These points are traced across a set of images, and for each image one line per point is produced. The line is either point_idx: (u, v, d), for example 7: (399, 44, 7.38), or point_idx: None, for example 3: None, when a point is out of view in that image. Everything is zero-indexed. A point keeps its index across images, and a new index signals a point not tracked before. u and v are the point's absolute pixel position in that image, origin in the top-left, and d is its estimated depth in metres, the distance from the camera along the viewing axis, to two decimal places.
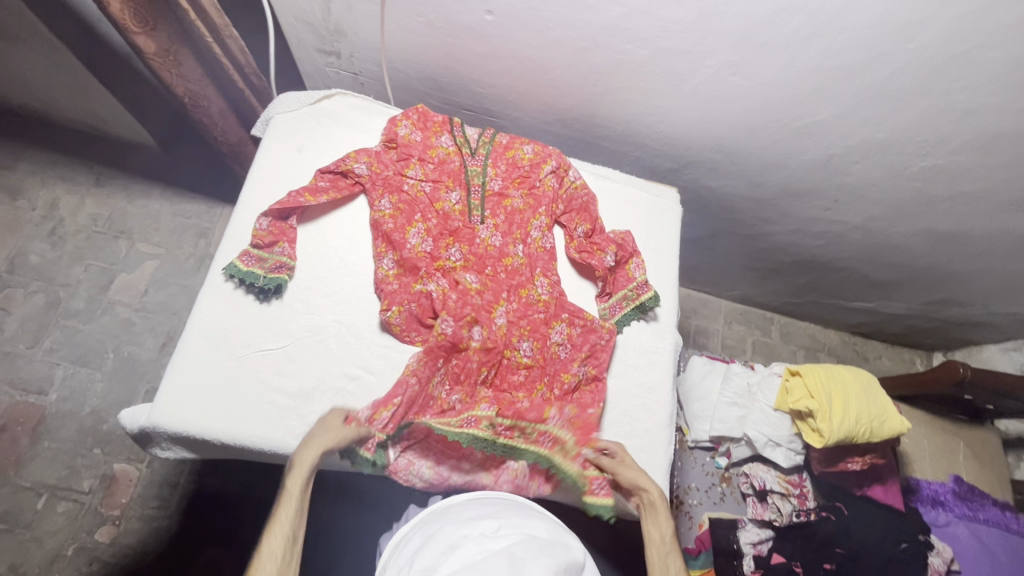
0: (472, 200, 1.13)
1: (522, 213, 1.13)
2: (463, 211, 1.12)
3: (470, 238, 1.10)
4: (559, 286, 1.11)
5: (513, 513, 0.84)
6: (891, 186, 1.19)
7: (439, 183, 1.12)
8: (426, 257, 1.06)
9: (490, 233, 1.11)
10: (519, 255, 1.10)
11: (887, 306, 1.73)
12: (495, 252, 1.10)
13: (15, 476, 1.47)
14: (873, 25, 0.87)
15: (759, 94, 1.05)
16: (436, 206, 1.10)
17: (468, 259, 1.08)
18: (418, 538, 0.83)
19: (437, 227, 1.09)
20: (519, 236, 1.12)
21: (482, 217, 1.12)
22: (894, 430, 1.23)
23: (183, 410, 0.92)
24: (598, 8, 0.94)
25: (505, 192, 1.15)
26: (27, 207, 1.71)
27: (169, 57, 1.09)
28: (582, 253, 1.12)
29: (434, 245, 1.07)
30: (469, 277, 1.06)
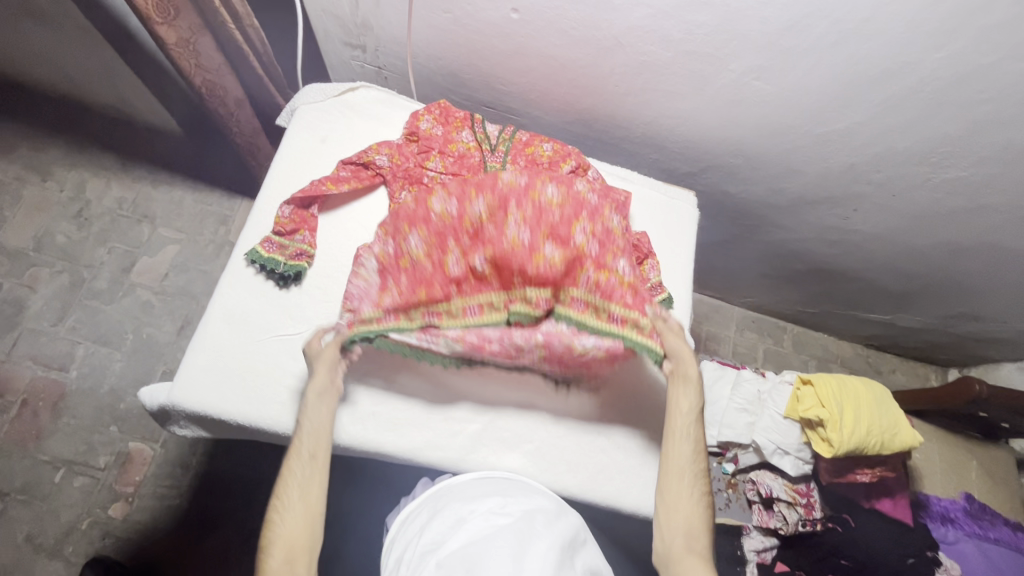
0: (499, 194, 0.95)
1: (556, 209, 0.95)
2: (493, 213, 0.94)
3: (497, 237, 0.93)
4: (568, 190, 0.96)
5: (518, 491, 0.86)
6: (911, 197, 1.18)
7: (463, 195, 0.95)
8: (452, 220, 0.94)
9: (517, 228, 0.93)
10: (548, 193, 0.95)
11: (903, 318, 1.71)
12: (524, 253, 0.92)
13: (35, 449, 1.52)
14: (901, 33, 0.86)
15: (782, 99, 1.05)
16: (465, 223, 0.94)
17: (494, 208, 0.94)
18: (426, 513, 0.84)
19: (467, 245, 0.94)
20: (548, 235, 0.94)
21: (509, 211, 0.94)
22: (905, 443, 1.22)
23: (202, 390, 0.94)
24: (623, 9, 0.95)
25: (533, 186, 0.95)
26: (56, 188, 1.77)
27: (189, 47, 1.12)
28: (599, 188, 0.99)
29: (462, 259, 0.94)
30: (478, 208, 0.94)
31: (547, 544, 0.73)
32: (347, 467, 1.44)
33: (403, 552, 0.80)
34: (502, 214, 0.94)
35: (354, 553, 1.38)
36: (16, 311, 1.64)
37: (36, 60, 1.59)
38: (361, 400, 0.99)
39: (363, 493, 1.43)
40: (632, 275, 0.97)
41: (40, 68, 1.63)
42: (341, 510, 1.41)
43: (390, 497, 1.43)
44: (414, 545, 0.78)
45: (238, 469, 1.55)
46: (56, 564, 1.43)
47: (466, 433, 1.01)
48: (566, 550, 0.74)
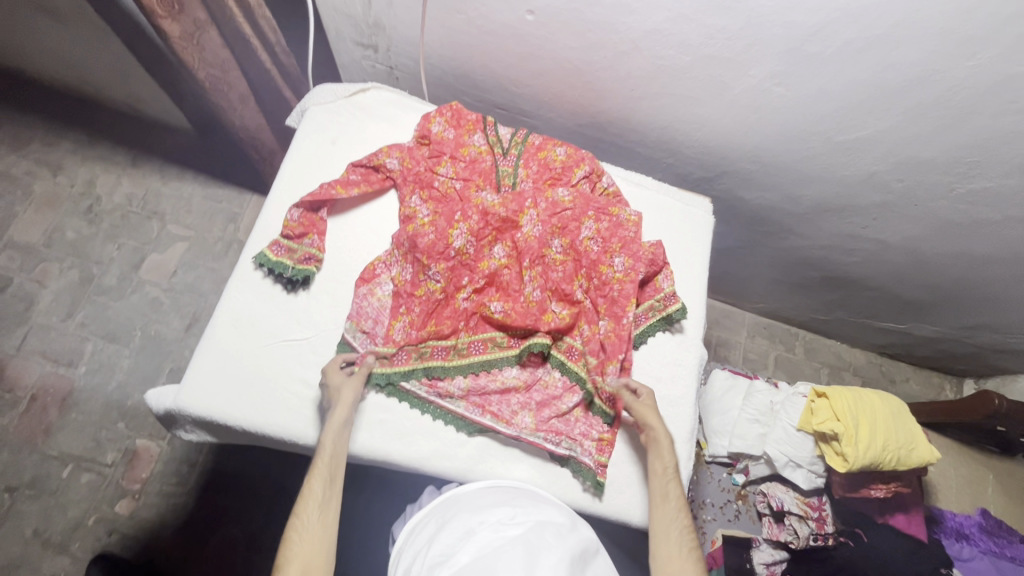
0: (516, 248, 1.05)
1: (560, 267, 1.06)
2: (510, 262, 1.05)
3: (515, 294, 1.04)
4: (579, 242, 1.07)
5: (528, 502, 0.85)
6: (934, 207, 1.15)
7: (483, 239, 1.04)
8: (468, 259, 1.03)
9: (532, 286, 1.04)
10: (558, 250, 1.06)
11: (919, 328, 1.67)
12: (536, 309, 1.03)
13: (44, 444, 1.52)
14: (931, 40, 0.83)
15: (803, 106, 1.03)
16: (481, 265, 1.04)
17: (512, 257, 1.05)
18: (434, 523, 0.82)
19: (482, 285, 1.03)
20: (553, 295, 1.05)
21: (523, 270, 1.04)
22: (923, 458, 1.19)
23: (208, 395, 0.94)
24: (641, 12, 0.92)
25: (544, 242, 1.05)
26: (67, 183, 1.77)
27: (193, 42, 1.09)
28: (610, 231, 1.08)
29: (477, 299, 1.04)
30: (497, 254, 1.05)
31: (557, 556, 0.71)
32: (352, 470, 1.43)
33: (411, 563, 0.78)
34: (519, 266, 1.05)
35: (357, 558, 1.37)
36: (26, 306, 1.64)
37: (46, 55, 1.59)
38: (368, 406, 0.97)
39: (367, 497, 1.42)
40: (610, 331, 1.03)
41: (50, 62, 1.62)
42: (345, 513, 1.40)
43: (395, 501, 1.42)
44: (423, 557, 0.76)
45: (243, 468, 1.55)
46: (63, 559, 1.43)
47: (473, 442, 0.99)
48: (576, 563, 0.72)
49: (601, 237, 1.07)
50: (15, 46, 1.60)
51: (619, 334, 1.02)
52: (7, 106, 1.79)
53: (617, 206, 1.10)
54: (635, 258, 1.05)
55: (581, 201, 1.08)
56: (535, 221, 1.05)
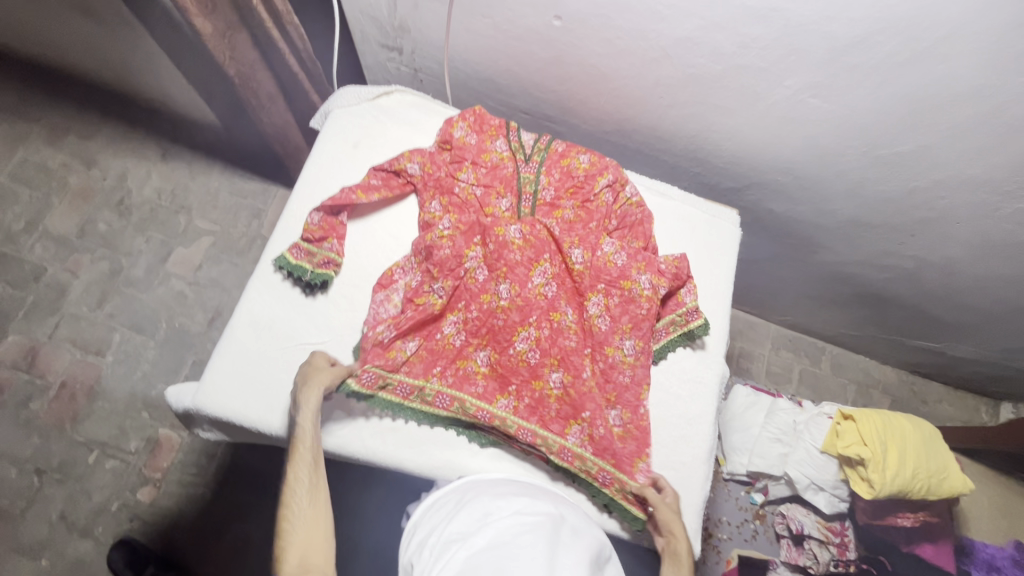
0: (522, 295, 1.02)
1: (570, 335, 1.03)
2: (513, 307, 1.01)
3: (504, 346, 1.01)
4: (588, 317, 1.04)
5: (547, 497, 0.82)
6: (978, 225, 1.09)
7: (494, 272, 1.02)
8: (473, 287, 1.02)
9: (526, 345, 1.01)
10: (569, 317, 1.04)
11: (955, 348, 1.60)
12: (526, 370, 1.01)
13: (72, 430, 1.57)
14: (981, 54, 0.79)
15: (841, 120, 0.98)
16: (484, 296, 1.02)
17: (514, 302, 1.01)
18: (453, 502, 0.81)
19: (476, 321, 1.02)
20: (557, 361, 1.01)
21: (527, 325, 1.01)
22: (954, 489, 1.13)
23: (225, 396, 0.95)
24: (673, 20, 0.89)
25: (558, 304, 1.04)
26: (100, 177, 1.81)
27: (224, 40, 1.10)
28: (622, 305, 1.03)
29: (466, 341, 1.02)
30: (501, 291, 1.02)
31: (576, 559, 0.68)
32: (365, 472, 1.43)
33: (427, 536, 0.76)
34: (521, 326, 1.01)
35: (367, 558, 1.38)
36: (59, 296, 1.69)
37: (83, 51, 1.63)
38: (382, 412, 0.98)
39: (378, 498, 1.43)
40: (625, 424, 0.99)
41: (87, 58, 1.67)
42: (355, 513, 1.41)
43: (406, 503, 1.42)
44: (440, 531, 0.74)
45: (260, 462, 1.57)
46: (87, 543, 1.48)
47: (486, 452, 0.98)
48: (594, 565, 0.70)
49: (610, 316, 1.03)
50: (54, 42, 1.65)
51: (638, 426, 0.98)
52: (46, 99, 1.84)
53: (633, 279, 1.03)
54: (660, 274, 1.04)
55: (591, 272, 1.04)
56: (548, 275, 1.04)
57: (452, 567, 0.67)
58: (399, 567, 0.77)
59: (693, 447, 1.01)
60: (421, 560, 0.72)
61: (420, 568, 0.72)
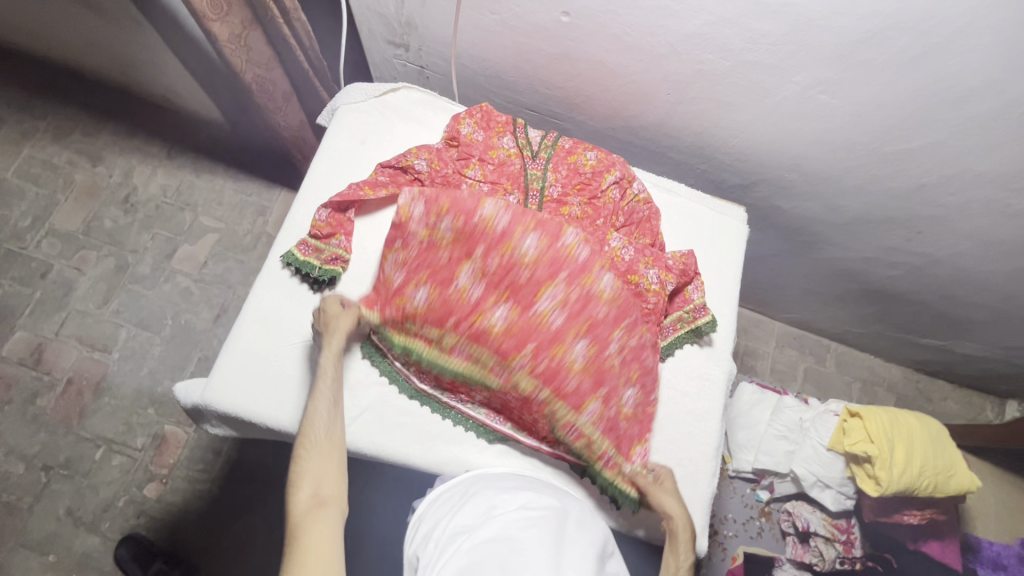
0: (551, 250, 0.95)
1: (605, 304, 0.95)
2: (539, 261, 0.94)
3: (525, 302, 0.94)
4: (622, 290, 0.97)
5: (550, 490, 0.82)
6: (987, 222, 1.08)
7: (520, 223, 0.96)
8: (493, 238, 0.95)
9: (551, 306, 0.94)
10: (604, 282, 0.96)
11: (961, 345, 1.59)
12: (547, 333, 0.93)
13: (78, 427, 1.58)
14: (994, 48, 0.78)
15: (850, 116, 0.98)
16: (504, 245, 0.95)
17: (542, 259, 0.94)
18: (458, 496, 0.81)
19: (497, 271, 0.94)
20: (584, 329, 0.94)
21: (554, 282, 0.94)
22: (961, 487, 1.13)
23: (234, 391, 0.95)
24: (681, 15, 0.89)
25: (590, 267, 0.96)
26: (105, 173, 1.81)
27: (240, 43, 1.12)
28: (636, 293, 1.00)
29: (482, 292, 0.94)
30: (528, 245, 0.95)
31: (581, 553, 0.68)
32: (371, 468, 1.44)
33: (432, 530, 0.76)
34: (547, 285, 0.94)
35: (373, 554, 1.39)
36: (65, 293, 1.70)
37: (90, 48, 1.62)
38: (389, 410, 0.98)
39: (384, 494, 1.43)
40: (638, 405, 0.97)
41: (94, 55, 1.66)
42: (361, 509, 1.41)
43: (412, 499, 1.43)
44: (445, 525, 0.74)
45: (266, 458, 1.57)
46: (94, 538, 1.49)
47: (493, 448, 0.99)
48: (599, 560, 0.69)
49: (630, 295, 0.98)
50: (61, 40, 1.65)
51: (647, 410, 0.98)
52: (52, 97, 1.85)
53: (641, 274, 1.01)
54: (667, 269, 1.03)
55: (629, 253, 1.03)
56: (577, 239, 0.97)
57: (457, 560, 0.67)
58: (403, 560, 0.76)
59: (697, 444, 1.01)
60: (426, 554, 0.72)
61: (424, 561, 0.71)
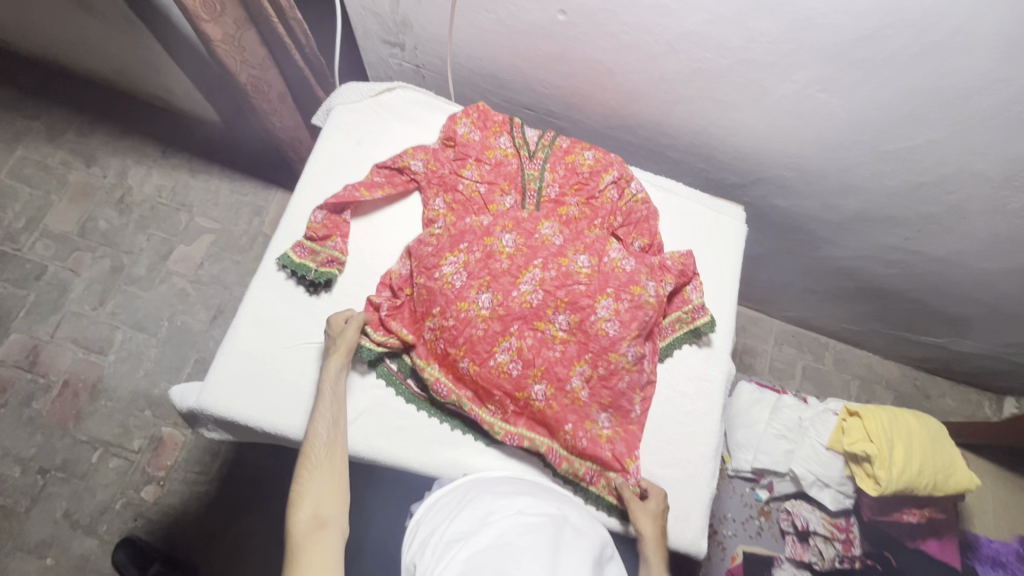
0: (505, 304, 0.95)
1: (559, 345, 0.97)
2: (493, 316, 0.95)
3: (483, 357, 0.96)
4: (589, 322, 0.97)
5: (548, 495, 0.82)
6: (985, 221, 1.08)
7: (474, 279, 0.97)
8: (451, 292, 0.97)
9: (508, 356, 0.96)
10: (558, 325, 0.97)
11: (959, 343, 1.59)
12: (509, 383, 0.96)
13: (75, 429, 1.57)
14: (995, 47, 0.78)
15: (849, 114, 0.97)
16: (460, 304, 0.96)
17: (497, 311, 0.95)
18: (455, 501, 0.80)
19: (454, 330, 0.96)
20: (541, 372, 0.96)
21: (508, 335, 0.96)
22: (961, 485, 1.13)
23: (230, 395, 0.94)
24: (679, 14, 0.88)
25: (545, 312, 0.97)
26: (100, 174, 1.80)
27: (234, 43, 1.11)
28: (631, 312, 0.97)
29: (445, 349, 0.97)
30: (482, 300, 0.96)
31: (579, 560, 0.67)
32: (368, 470, 1.43)
33: (429, 536, 0.76)
34: (503, 337, 0.96)
35: (372, 556, 1.38)
36: (60, 294, 1.68)
37: (83, 48, 1.61)
38: (386, 413, 0.98)
39: (383, 495, 1.43)
40: (613, 426, 0.99)
41: (88, 55, 1.65)
42: (359, 510, 1.41)
43: (410, 500, 1.42)
44: (442, 531, 0.74)
45: (264, 460, 1.57)
46: (91, 541, 1.48)
47: (491, 451, 0.99)
48: (597, 566, 0.69)
49: (619, 320, 0.97)
50: (54, 40, 1.64)
51: (628, 428, 0.99)
52: (45, 97, 1.83)
53: (641, 284, 1.00)
54: (666, 271, 1.03)
55: (598, 277, 0.99)
56: (535, 282, 0.97)
57: (454, 567, 0.66)
58: (401, 566, 0.76)
59: (696, 444, 1.01)
60: (423, 561, 0.72)
61: (421, 568, 0.71)
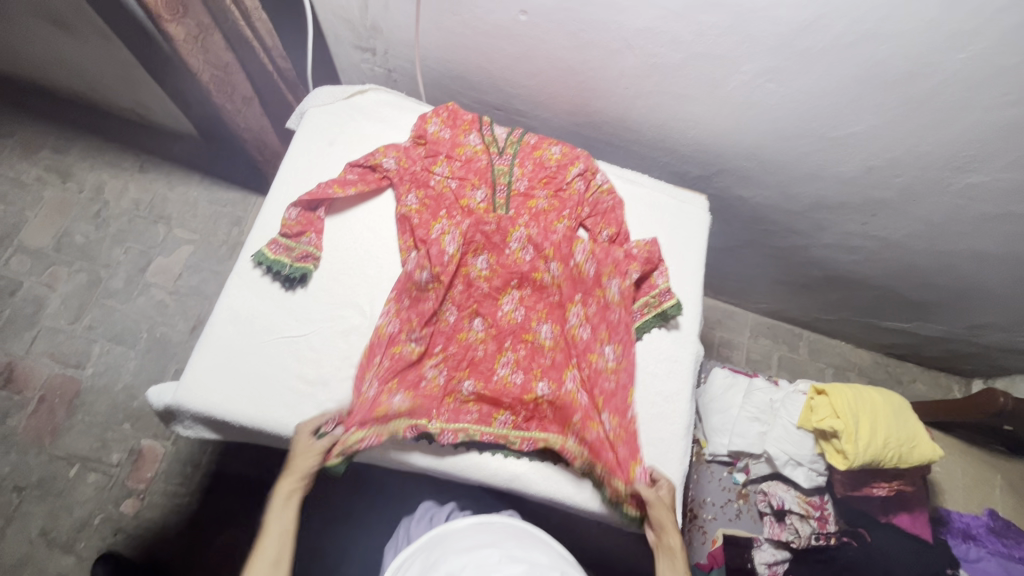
0: (495, 324, 1.05)
1: (548, 354, 1.04)
2: (488, 337, 1.05)
3: (487, 374, 1.02)
4: (567, 330, 1.06)
5: (515, 544, 0.82)
6: (932, 202, 1.14)
7: (465, 310, 1.06)
8: (447, 328, 1.04)
9: (509, 369, 1.02)
10: (543, 335, 1.05)
11: (923, 327, 1.65)
12: (516, 390, 1.01)
13: (51, 445, 1.55)
14: (922, 32, 0.83)
15: (796, 103, 1.03)
16: (459, 336, 1.04)
17: (490, 331, 1.05)
18: (421, 566, 0.82)
19: (456, 357, 1.03)
20: (541, 374, 1.03)
21: (504, 351, 1.04)
22: (924, 457, 1.17)
23: (207, 390, 0.95)
24: (632, 11, 0.93)
25: (529, 325, 1.06)
26: (75, 190, 1.80)
27: (197, 43, 1.12)
28: (594, 321, 1.06)
29: (449, 377, 1.02)
30: (476, 325, 1.05)
31: None
32: (352, 473, 1.43)
33: None
34: (500, 353, 1.04)
35: (357, 561, 1.37)
36: (35, 309, 1.67)
37: (57, 63, 1.62)
38: None
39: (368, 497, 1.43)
40: (617, 428, 0.99)
41: (60, 71, 1.66)
42: (344, 514, 1.40)
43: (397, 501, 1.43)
44: None
45: (246, 468, 1.56)
46: (69, 559, 1.45)
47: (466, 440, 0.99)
48: None
49: (588, 323, 1.06)
50: (26, 57, 1.65)
51: (628, 430, 0.99)
52: (18, 115, 1.84)
53: (605, 286, 1.06)
54: (631, 259, 1.07)
55: (567, 282, 1.07)
56: (517, 301, 1.07)
57: None
58: None
59: (669, 423, 1.04)
60: None
61: None
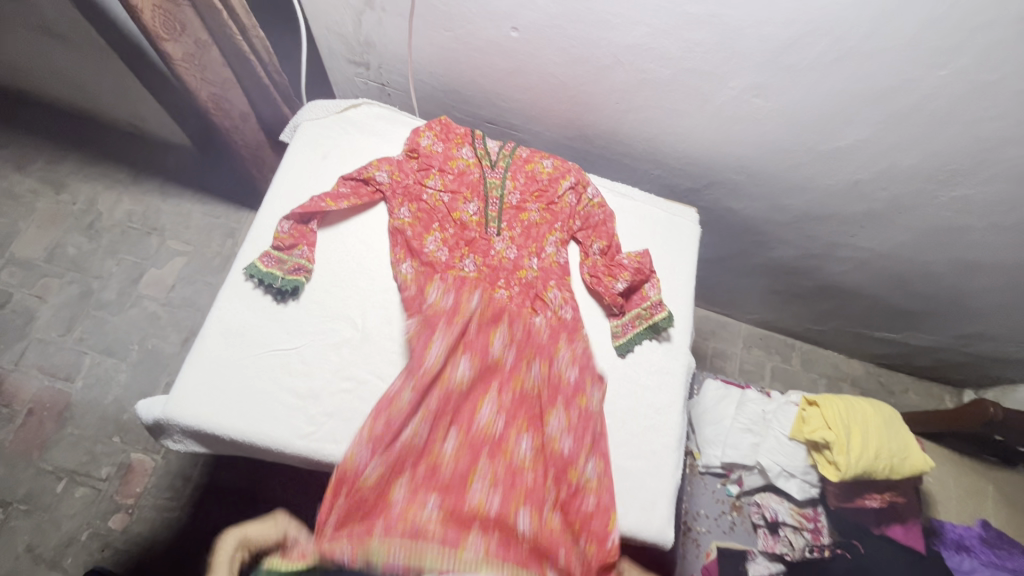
0: (469, 438, 0.94)
1: (527, 473, 0.93)
2: (461, 453, 0.93)
3: (460, 494, 0.90)
4: (548, 444, 0.96)
5: None
6: (919, 213, 1.15)
7: (437, 425, 0.94)
8: (416, 448, 0.91)
9: (483, 490, 0.90)
10: (523, 450, 0.95)
11: (914, 337, 1.66)
12: (490, 514, 0.88)
13: (38, 459, 1.53)
14: (904, 48, 0.85)
15: (784, 118, 1.05)
16: (429, 455, 0.92)
17: (462, 449, 0.93)
18: None
19: (424, 478, 0.90)
20: (520, 498, 0.91)
21: (477, 470, 0.92)
22: (916, 468, 1.16)
23: (196, 405, 0.94)
24: (621, 28, 0.95)
25: (507, 438, 0.96)
26: (69, 201, 1.80)
27: (194, 61, 1.15)
28: (577, 434, 0.96)
29: (413, 500, 0.88)
30: (448, 443, 0.93)
31: None
32: None
33: None
34: (473, 471, 0.92)
35: None
36: (25, 321, 1.66)
37: (54, 76, 1.63)
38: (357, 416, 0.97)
39: None
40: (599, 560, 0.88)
41: (57, 84, 1.68)
42: None
43: None
44: None
45: (237, 481, 1.54)
46: None
47: None
48: None
49: (570, 436, 0.96)
50: (24, 71, 1.66)
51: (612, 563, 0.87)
52: (14, 127, 1.84)
53: (586, 394, 1.00)
54: (622, 269, 1.08)
55: (547, 389, 1.00)
56: (495, 408, 0.97)
57: None
58: None
59: (661, 436, 1.04)
60: None
61: None
